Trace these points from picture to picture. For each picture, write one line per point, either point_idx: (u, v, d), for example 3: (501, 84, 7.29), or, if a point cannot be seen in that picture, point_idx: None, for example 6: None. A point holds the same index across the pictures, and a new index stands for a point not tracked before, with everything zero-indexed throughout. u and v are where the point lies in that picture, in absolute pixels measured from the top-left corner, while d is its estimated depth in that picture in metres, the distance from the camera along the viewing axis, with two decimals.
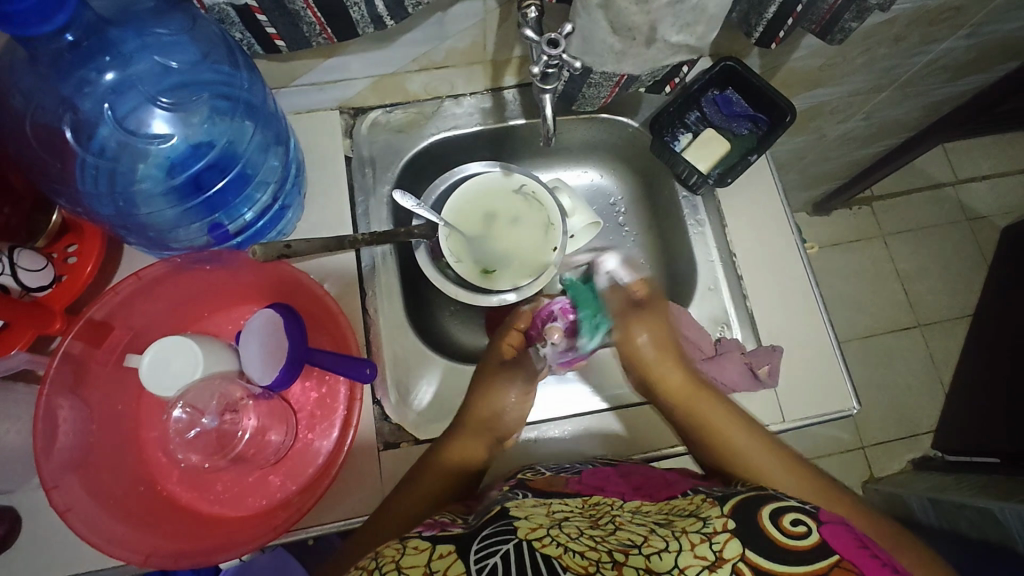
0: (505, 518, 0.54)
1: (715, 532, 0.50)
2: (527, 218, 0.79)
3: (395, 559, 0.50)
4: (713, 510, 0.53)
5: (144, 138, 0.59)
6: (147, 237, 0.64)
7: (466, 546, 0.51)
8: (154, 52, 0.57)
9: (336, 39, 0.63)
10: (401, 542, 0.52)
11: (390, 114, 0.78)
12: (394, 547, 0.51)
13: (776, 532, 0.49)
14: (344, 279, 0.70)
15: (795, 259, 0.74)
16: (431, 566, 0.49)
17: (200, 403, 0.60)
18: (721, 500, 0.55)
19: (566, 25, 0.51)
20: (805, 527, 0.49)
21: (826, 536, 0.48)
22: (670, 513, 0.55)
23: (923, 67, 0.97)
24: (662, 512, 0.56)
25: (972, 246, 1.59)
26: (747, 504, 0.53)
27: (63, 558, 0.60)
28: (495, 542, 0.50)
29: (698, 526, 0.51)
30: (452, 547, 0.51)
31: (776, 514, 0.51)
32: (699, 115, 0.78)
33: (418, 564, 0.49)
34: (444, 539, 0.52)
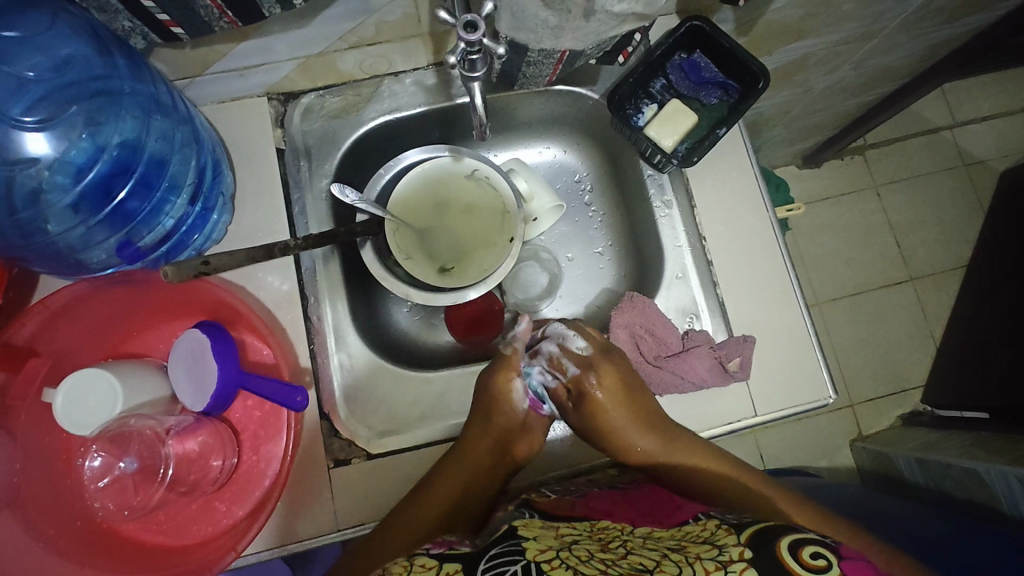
0: (511, 539, 0.54)
1: (731, 560, 0.47)
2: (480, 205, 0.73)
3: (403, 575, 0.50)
4: (729, 539, 0.51)
5: (25, 163, 0.53)
6: (61, 264, 0.57)
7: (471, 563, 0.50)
8: (7, 61, 0.51)
9: (242, 23, 0.56)
10: (407, 560, 0.52)
11: (325, 98, 0.69)
12: (402, 560, 0.51)
13: (797, 565, 0.46)
14: (284, 289, 0.65)
15: (771, 240, 0.68)
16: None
17: (116, 446, 0.57)
18: (737, 528, 0.53)
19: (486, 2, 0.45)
20: (824, 561, 0.47)
21: (848, 573, 0.45)
22: (686, 540, 0.54)
23: (916, 11, 0.88)
24: (675, 537, 0.55)
25: (968, 193, 1.53)
26: (763, 534, 0.51)
27: None
28: (502, 562, 0.49)
29: (713, 553, 0.49)
30: (458, 565, 0.50)
31: (794, 544, 0.48)
32: (665, 83, 0.70)
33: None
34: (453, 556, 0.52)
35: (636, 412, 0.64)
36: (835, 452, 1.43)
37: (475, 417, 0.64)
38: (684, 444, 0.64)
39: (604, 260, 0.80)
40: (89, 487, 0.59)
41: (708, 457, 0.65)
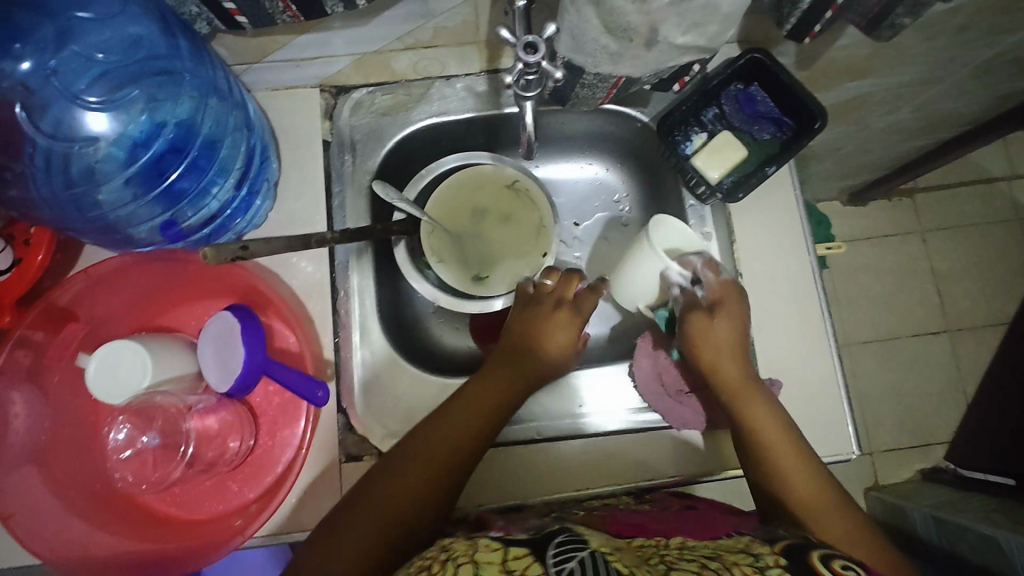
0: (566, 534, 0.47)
1: (768, 567, 0.44)
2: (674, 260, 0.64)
3: (468, 553, 0.44)
4: (763, 548, 0.47)
5: (84, 141, 0.54)
6: (107, 236, 0.58)
7: (535, 547, 0.44)
8: (78, 42, 0.53)
9: (304, 17, 0.57)
10: (473, 540, 0.46)
11: (375, 95, 0.69)
12: (464, 542, 0.46)
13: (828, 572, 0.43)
14: (314, 278, 0.66)
15: (810, 285, 0.67)
16: (505, 565, 0.42)
17: (139, 421, 0.61)
18: (771, 540, 0.49)
19: (548, 24, 0.46)
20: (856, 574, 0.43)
21: None
22: (719, 548, 0.48)
23: (988, 60, 0.85)
24: (710, 546, 0.49)
25: (1019, 248, 1.47)
26: (797, 545, 0.47)
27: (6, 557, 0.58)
28: (573, 548, 0.43)
29: (749, 560, 0.45)
30: (527, 549, 0.44)
31: (825, 557, 0.45)
32: (717, 112, 0.69)
33: (496, 560, 0.43)
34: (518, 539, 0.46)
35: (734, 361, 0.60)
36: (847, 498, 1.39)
37: (409, 439, 0.57)
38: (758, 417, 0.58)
39: None
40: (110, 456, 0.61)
41: (771, 421, 0.58)
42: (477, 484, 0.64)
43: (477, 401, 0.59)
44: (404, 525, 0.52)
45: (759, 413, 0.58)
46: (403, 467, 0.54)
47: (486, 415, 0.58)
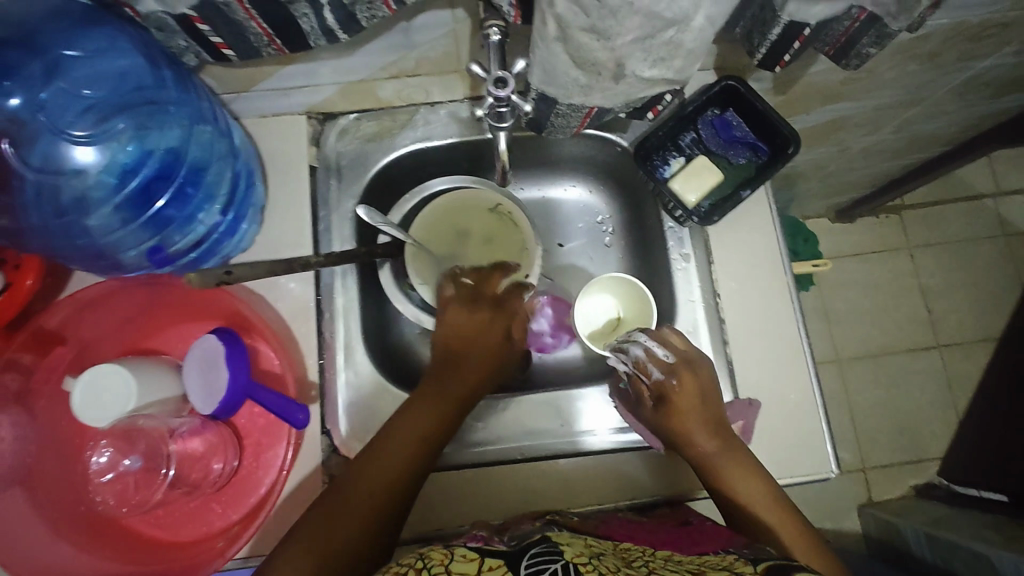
0: (548, 542, 0.48)
1: None
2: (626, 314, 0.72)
3: (443, 564, 0.44)
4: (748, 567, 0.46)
5: (72, 172, 0.55)
6: (95, 262, 0.60)
7: (511, 559, 0.45)
8: (65, 79, 0.54)
9: (289, 50, 0.58)
10: (447, 549, 0.47)
11: (361, 122, 0.72)
12: (441, 549, 0.47)
13: None
14: (299, 299, 0.67)
15: (787, 306, 0.68)
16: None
17: (124, 445, 0.61)
18: (756, 560, 0.47)
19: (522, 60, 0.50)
20: None
21: None
22: (702, 564, 0.48)
23: (962, 82, 0.87)
24: (694, 561, 0.49)
25: (1006, 264, 1.48)
26: (783, 567, 0.46)
27: None
28: (544, 559, 0.44)
29: None
30: (501, 561, 0.45)
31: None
32: (694, 137, 0.71)
33: (468, 572, 0.43)
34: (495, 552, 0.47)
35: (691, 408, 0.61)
36: (841, 515, 1.39)
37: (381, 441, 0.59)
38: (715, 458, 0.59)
39: None
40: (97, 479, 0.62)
41: (731, 458, 0.59)
42: (458, 504, 0.65)
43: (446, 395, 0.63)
44: (378, 514, 0.54)
45: (716, 455, 0.59)
46: (379, 460, 0.57)
47: (442, 404, 0.62)
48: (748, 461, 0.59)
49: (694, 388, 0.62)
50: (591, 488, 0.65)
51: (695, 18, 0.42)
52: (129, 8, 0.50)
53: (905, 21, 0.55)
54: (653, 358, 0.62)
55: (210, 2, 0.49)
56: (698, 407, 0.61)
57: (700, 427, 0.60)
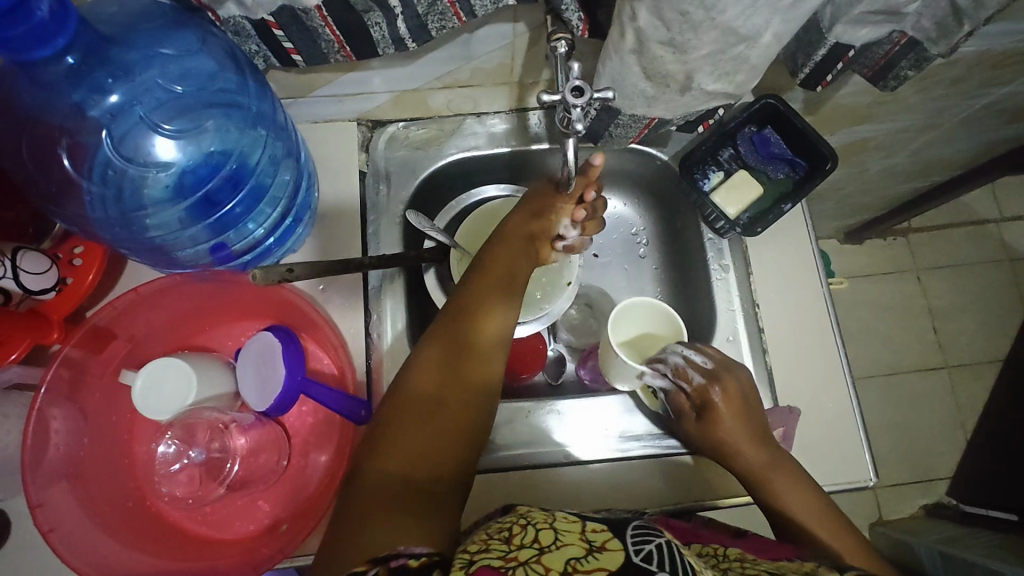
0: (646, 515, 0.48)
1: None
2: (662, 335, 0.71)
3: (546, 521, 0.45)
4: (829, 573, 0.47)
5: (150, 165, 0.56)
6: (151, 254, 0.60)
7: (613, 526, 0.45)
8: (157, 71, 0.54)
9: (355, 57, 0.60)
10: (550, 512, 0.47)
11: (410, 129, 0.74)
12: (541, 512, 0.47)
13: None
14: (350, 301, 0.68)
15: (824, 317, 0.70)
16: (585, 535, 0.43)
17: (189, 436, 0.60)
18: (836, 567, 0.49)
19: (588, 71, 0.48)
20: None
21: None
22: (779, 567, 0.49)
23: (980, 109, 0.91)
24: (774, 566, 0.50)
25: (1010, 287, 1.52)
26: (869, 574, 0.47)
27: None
28: (648, 531, 0.44)
29: None
30: (604, 526, 0.45)
31: None
32: (733, 152, 0.73)
33: (573, 530, 0.44)
34: (595, 519, 0.47)
35: (743, 412, 0.63)
36: None
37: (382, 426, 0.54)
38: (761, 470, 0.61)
39: None
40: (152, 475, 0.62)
41: (781, 467, 0.61)
42: (501, 502, 0.66)
43: (416, 420, 0.53)
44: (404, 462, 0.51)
45: (762, 468, 0.61)
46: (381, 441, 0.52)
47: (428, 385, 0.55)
48: (797, 472, 0.61)
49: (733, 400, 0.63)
50: (624, 490, 0.66)
51: (763, 35, 0.45)
52: (211, 11, 0.51)
53: (944, 47, 0.58)
54: (693, 364, 0.64)
55: (290, 8, 0.50)
56: (741, 422, 0.62)
57: (744, 437, 0.62)
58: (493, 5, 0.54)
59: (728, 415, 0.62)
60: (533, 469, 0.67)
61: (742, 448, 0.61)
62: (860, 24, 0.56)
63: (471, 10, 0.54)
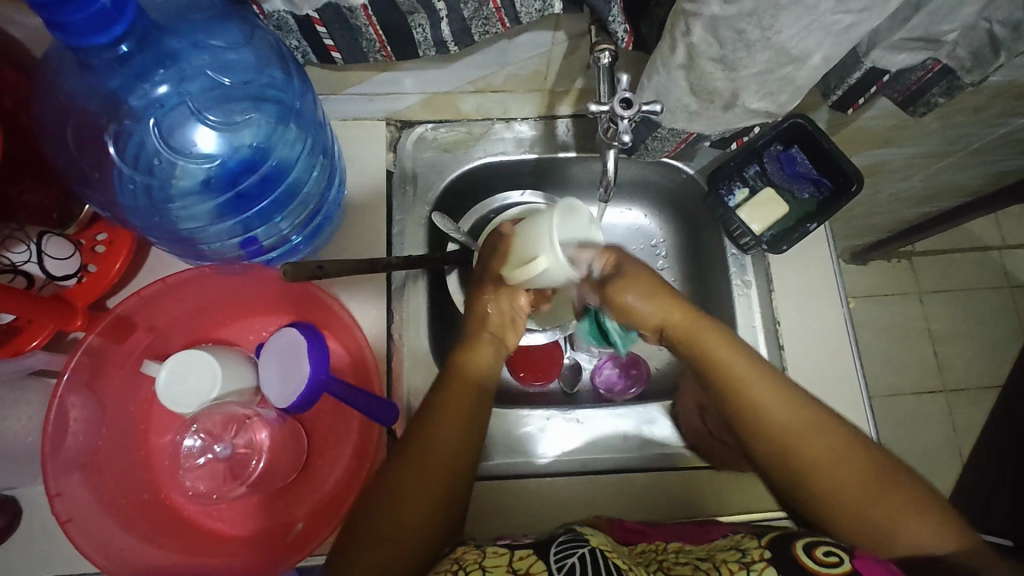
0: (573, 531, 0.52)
1: (753, 562, 0.48)
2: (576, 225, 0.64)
3: (477, 561, 0.49)
4: (751, 542, 0.51)
5: (190, 157, 0.56)
6: (180, 243, 0.60)
7: (542, 548, 0.49)
8: (206, 61, 0.54)
9: (395, 58, 0.60)
10: (480, 549, 0.51)
11: (438, 131, 0.74)
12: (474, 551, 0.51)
13: (810, 562, 0.47)
14: (373, 303, 0.67)
15: (843, 337, 0.70)
16: (512, 565, 0.48)
17: (212, 430, 0.59)
18: (760, 536, 0.53)
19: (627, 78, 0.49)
20: (836, 557, 0.47)
21: (858, 567, 0.46)
22: (712, 549, 0.52)
23: (997, 138, 0.92)
24: (704, 548, 0.53)
25: (1010, 313, 1.54)
26: (782, 538, 0.50)
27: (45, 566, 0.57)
28: (572, 545, 0.48)
29: (736, 555, 0.49)
30: (529, 550, 0.49)
31: (810, 545, 0.49)
32: (758, 169, 0.74)
33: (500, 564, 0.48)
34: (523, 544, 0.51)
35: (697, 327, 0.62)
36: None
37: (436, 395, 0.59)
38: (785, 427, 0.56)
39: None
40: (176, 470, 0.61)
41: (803, 414, 0.56)
42: (515, 509, 0.65)
43: (460, 393, 0.59)
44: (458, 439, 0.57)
45: (785, 425, 0.56)
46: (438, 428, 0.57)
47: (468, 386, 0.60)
48: (819, 413, 0.56)
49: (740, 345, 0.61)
50: (641, 500, 0.66)
51: (812, 58, 0.45)
52: (255, 4, 0.51)
53: (977, 76, 0.58)
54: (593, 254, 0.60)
55: (336, 6, 0.50)
56: (758, 376, 0.58)
57: (732, 358, 0.59)
58: (538, 12, 0.54)
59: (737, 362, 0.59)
60: (551, 478, 0.66)
61: (765, 402, 0.57)
62: (897, 50, 0.56)
63: (516, 17, 0.55)
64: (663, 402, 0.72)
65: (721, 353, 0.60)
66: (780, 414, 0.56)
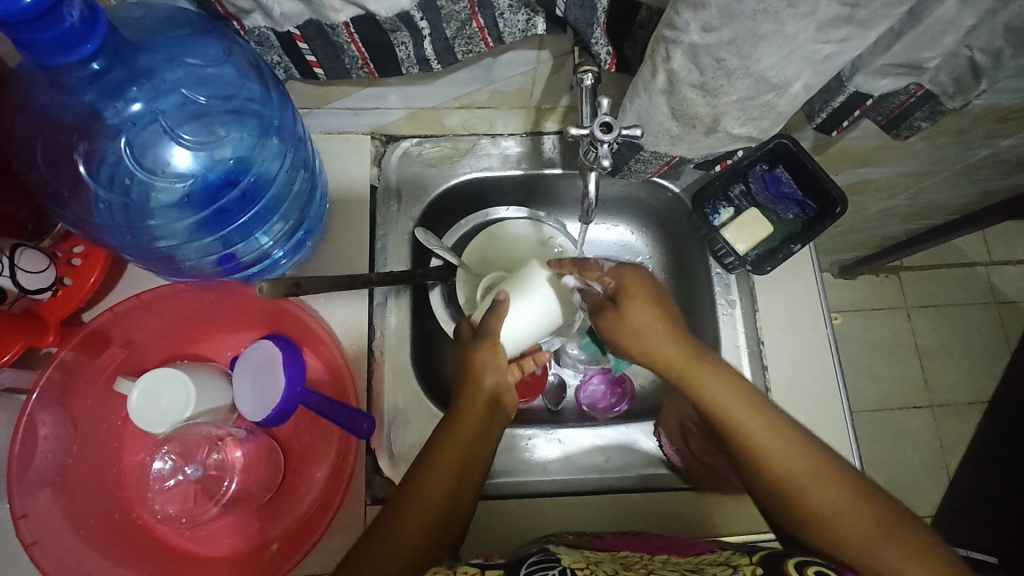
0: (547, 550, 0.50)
1: None
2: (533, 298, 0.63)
3: None
4: (743, 559, 0.50)
5: (166, 176, 0.55)
6: (156, 261, 0.59)
7: (511, 569, 0.47)
8: (181, 77, 0.53)
9: (378, 74, 0.59)
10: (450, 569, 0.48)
11: (422, 147, 0.74)
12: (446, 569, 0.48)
13: None
14: (351, 317, 0.66)
15: (826, 357, 0.70)
16: None
17: (187, 451, 0.59)
18: (751, 551, 0.51)
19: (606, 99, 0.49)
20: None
21: None
22: (701, 563, 0.51)
23: (980, 159, 0.93)
24: (693, 561, 0.52)
25: (996, 330, 1.55)
26: (775, 555, 0.49)
27: None
28: (542, 567, 0.46)
29: (726, 573, 0.48)
30: (500, 573, 0.47)
31: (799, 565, 0.47)
32: (744, 189, 0.74)
33: None
34: (493, 565, 0.48)
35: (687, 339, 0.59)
36: None
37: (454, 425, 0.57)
38: (778, 465, 0.53)
39: None
40: (146, 492, 0.60)
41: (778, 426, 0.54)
42: (495, 530, 0.64)
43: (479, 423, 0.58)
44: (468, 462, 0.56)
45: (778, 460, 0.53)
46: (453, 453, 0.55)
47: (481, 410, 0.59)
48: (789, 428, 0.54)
49: (726, 370, 0.58)
50: (624, 521, 0.65)
51: (793, 85, 0.46)
52: (236, 20, 0.50)
53: (959, 101, 0.59)
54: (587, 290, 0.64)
55: (317, 22, 0.50)
56: (745, 409, 0.55)
57: (715, 379, 0.57)
58: (521, 32, 0.54)
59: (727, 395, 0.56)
60: (528, 500, 0.65)
61: (734, 417, 0.55)
62: (881, 75, 0.57)
63: (499, 36, 0.54)
64: (646, 421, 0.71)
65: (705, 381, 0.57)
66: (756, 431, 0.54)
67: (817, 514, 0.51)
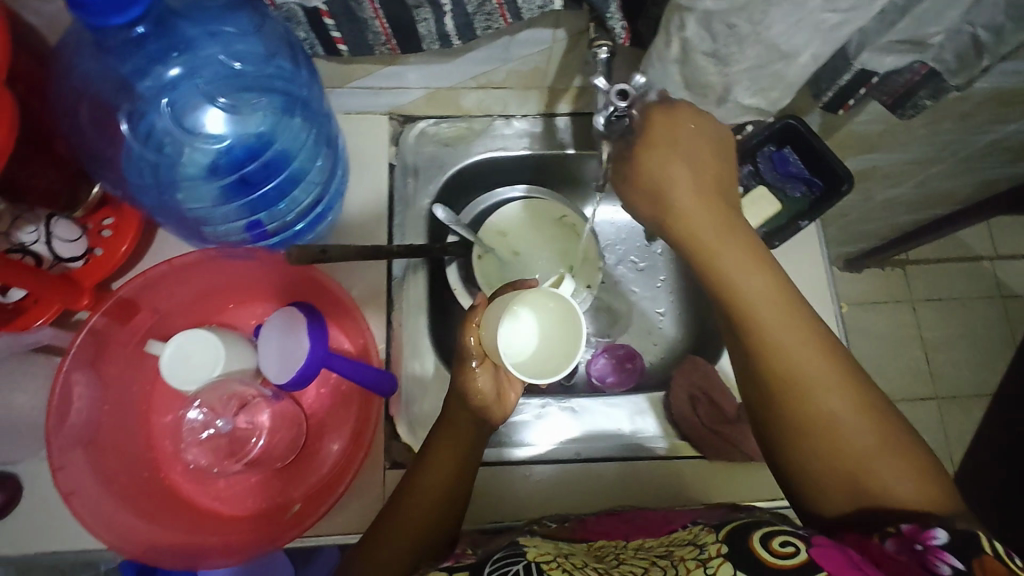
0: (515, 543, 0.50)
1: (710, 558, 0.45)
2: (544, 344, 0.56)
3: None
4: (709, 534, 0.47)
5: (199, 137, 0.58)
6: (184, 227, 0.61)
7: (477, 568, 0.47)
8: (219, 47, 0.56)
9: (400, 51, 0.61)
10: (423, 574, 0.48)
11: (439, 126, 0.75)
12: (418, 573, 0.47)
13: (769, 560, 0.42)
14: (372, 287, 0.68)
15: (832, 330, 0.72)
16: None
17: (217, 406, 0.62)
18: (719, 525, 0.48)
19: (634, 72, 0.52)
20: (794, 548, 0.43)
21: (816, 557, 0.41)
22: (670, 542, 0.49)
23: (985, 145, 0.94)
24: (664, 542, 0.50)
25: (1000, 323, 1.55)
26: (743, 527, 0.46)
27: (43, 540, 0.58)
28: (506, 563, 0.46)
29: (693, 551, 0.46)
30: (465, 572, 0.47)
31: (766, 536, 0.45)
32: (752, 169, 0.75)
33: None
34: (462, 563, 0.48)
35: (728, 222, 0.54)
36: None
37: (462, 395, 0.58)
38: (797, 359, 0.48)
39: (663, 321, 0.83)
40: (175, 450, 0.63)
41: (789, 311, 0.50)
42: (508, 495, 0.65)
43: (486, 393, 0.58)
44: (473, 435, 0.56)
45: (793, 349, 0.48)
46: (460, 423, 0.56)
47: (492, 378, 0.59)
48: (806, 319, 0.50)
49: (760, 258, 0.53)
50: (627, 492, 0.66)
51: (800, 55, 0.48)
52: None
53: (962, 78, 0.61)
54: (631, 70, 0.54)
55: None
56: (773, 295, 0.50)
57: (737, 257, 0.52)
58: (539, 9, 0.56)
59: (759, 280, 0.51)
60: (532, 469, 0.66)
61: (747, 294, 0.50)
62: (887, 52, 0.58)
63: (517, 12, 0.56)
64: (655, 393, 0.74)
65: (728, 265, 0.52)
66: (765, 313, 0.49)
67: (822, 422, 0.46)
